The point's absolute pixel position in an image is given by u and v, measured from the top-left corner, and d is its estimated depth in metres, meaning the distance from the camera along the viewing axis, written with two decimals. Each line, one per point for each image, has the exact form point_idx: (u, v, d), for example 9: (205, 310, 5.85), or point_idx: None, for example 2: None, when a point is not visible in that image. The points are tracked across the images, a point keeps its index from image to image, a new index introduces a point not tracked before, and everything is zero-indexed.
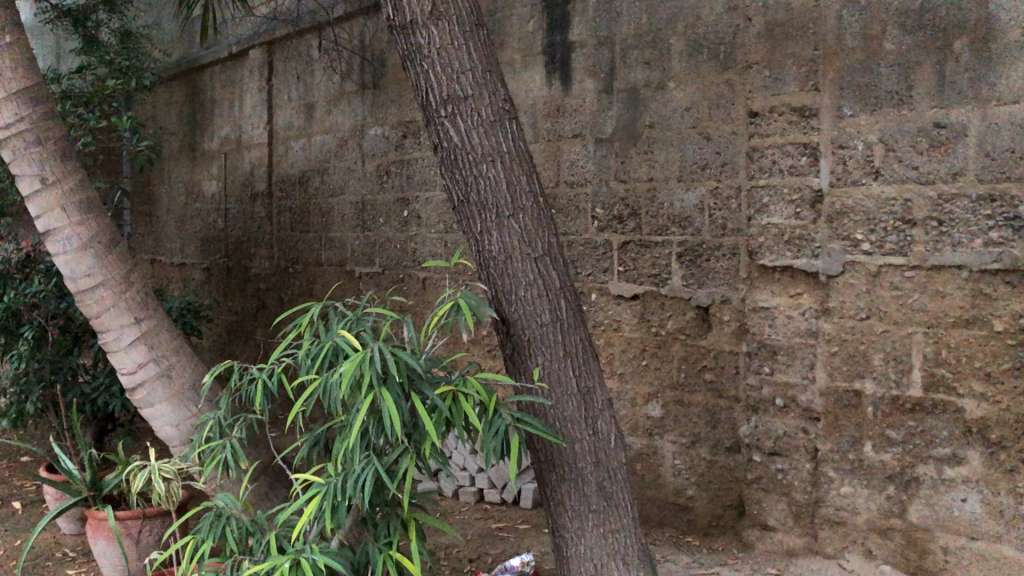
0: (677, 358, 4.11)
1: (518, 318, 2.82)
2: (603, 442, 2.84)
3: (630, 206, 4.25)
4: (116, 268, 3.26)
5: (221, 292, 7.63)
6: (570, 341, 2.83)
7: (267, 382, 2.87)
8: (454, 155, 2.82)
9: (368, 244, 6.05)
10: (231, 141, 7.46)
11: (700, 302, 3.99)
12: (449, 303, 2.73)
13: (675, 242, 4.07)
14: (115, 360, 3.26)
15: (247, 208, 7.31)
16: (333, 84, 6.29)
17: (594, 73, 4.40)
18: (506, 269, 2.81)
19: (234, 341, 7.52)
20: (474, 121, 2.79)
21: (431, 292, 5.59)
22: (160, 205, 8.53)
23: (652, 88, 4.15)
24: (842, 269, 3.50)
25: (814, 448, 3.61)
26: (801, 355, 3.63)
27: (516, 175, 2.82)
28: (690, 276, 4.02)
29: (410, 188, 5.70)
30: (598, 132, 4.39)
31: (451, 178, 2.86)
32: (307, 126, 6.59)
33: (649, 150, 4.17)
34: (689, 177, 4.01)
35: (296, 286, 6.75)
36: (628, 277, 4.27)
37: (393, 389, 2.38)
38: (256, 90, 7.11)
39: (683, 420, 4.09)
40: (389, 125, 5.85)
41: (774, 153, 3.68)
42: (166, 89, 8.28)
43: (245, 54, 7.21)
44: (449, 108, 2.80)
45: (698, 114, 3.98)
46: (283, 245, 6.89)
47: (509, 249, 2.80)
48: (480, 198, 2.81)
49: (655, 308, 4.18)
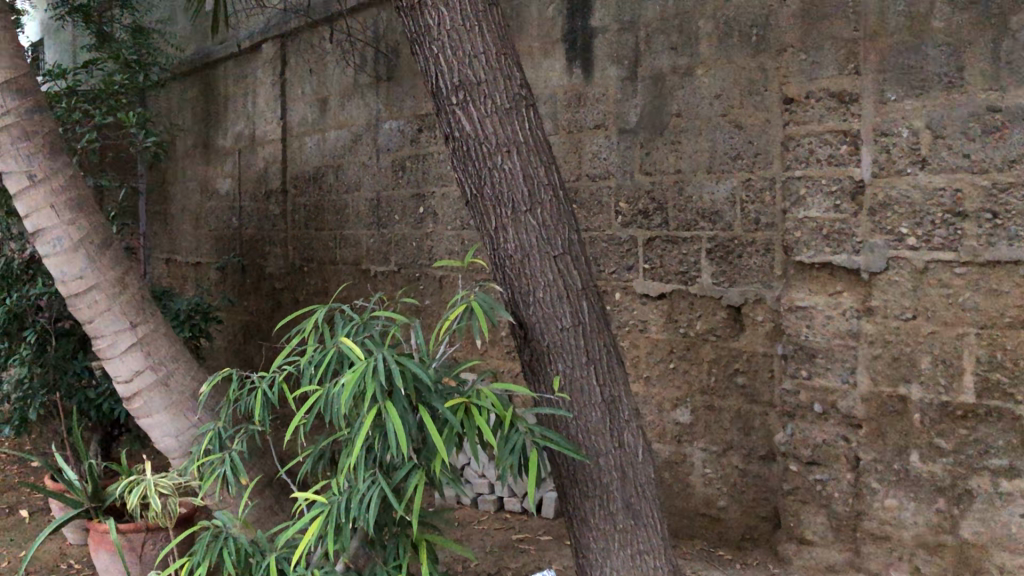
0: (707, 360, 3.88)
1: (538, 322, 2.60)
2: (629, 456, 2.63)
3: (656, 200, 4.03)
4: (110, 270, 3.08)
5: (235, 292, 7.47)
6: (593, 347, 2.61)
7: (267, 392, 2.66)
8: (466, 146, 2.60)
9: (384, 242, 5.86)
10: (245, 137, 7.29)
11: (731, 301, 3.76)
12: (461, 305, 2.52)
13: (706, 237, 3.84)
14: (110, 368, 3.08)
15: (261, 206, 7.14)
16: (347, 77, 6.10)
17: (617, 60, 4.17)
18: (524, 269, 2.59)
19: (249, 342, 7.35)
20: (488, 108, 2.58)
21: (447, 292, 5.38)
22: (174, 204, 8.38)
23: (679, 75, 3.92)
24: (886, 266, 3.25)
25: (855, 458, 3.37)
26: (841, 357, 3.37)
27: (534, 166, 2.60)
28: (721, 274, 3.79)
29: (427, 183, 5.50)
30: (622, 122, 4.17)
31: (463, 172, 2.65)
32: (321, 121, 6.40)
33: (676, 140, 3.95)
34: (720, 168, 3.78)
35: (311, 286, 6.57)
36: (654, 276, 4.05)
37: (399, 403, 2.17)
38: (269, 85, 6.94)
39: (713, 426, 3.87)
40: (404, 119, 5.65)
41: (812, 141, 3.43)
42: (179, 85, 8.13)
43: (259, 48, 7.05)
44: (460, 95, 2.58)
45: (728, 102, 3.75)
46: (297, 243, 6.72)
47: (527, 248, 2.59)
48: (495, 192, 2.59)
49: (683, 308, 3.95)
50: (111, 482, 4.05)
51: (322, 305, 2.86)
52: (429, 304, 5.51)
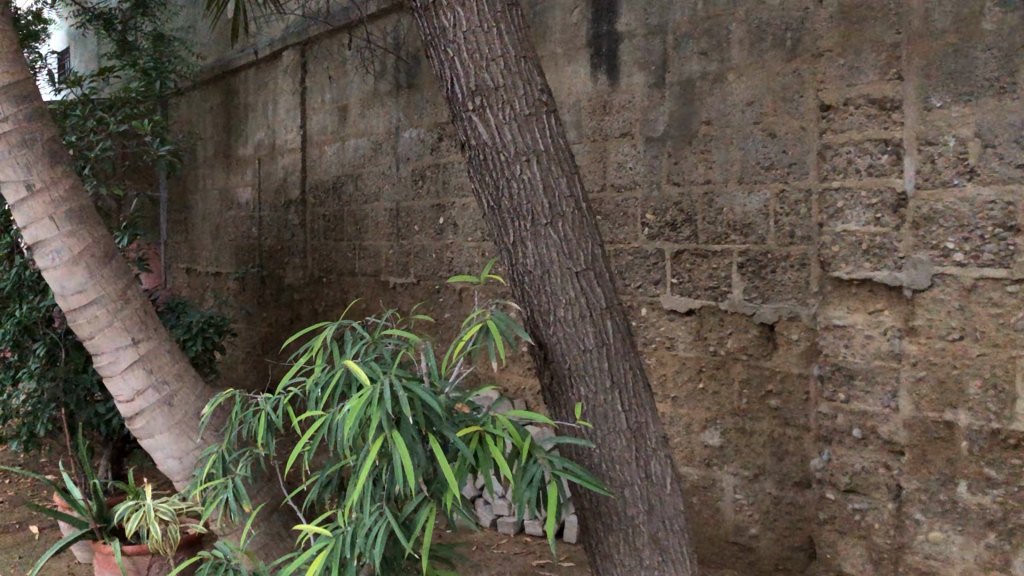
0: (738, 381, 3.70)
1: (559, 343, 2.43)
2: (657, 487, 2.45)
3: (684, 212, 3.86)
4: (111, 283, 2.96)
5: (254, 303, 7.36)
6: (618, 370, 2.44)
7: (271, 415, 2.50)
8: (484, 154, 2.44)
9: (403, 253, 5.72)
10: (265, 146, 7.19)
11: (764, 319, 3.58)
12: (476, 324, 2.35)
13: (738, 251, 3.66)
14: (111, 386, 2.95)
15: (280, 215, 7.03)
16: (367, 85, 5.97)
17: (644, 66, 4.01)
18: (544, 286, 2.43)
19: (267, 354, 7.24)
20: (506, 114, 2.42)
21: (467, 304, 5.22)
22: (195, 213, 8.31)
23: (709, 81, 3.75)
24: (930, 283, 3.05)
25: (897, 486, 3.17)
26: (882, 381, 3.18)
27: (555, 177, 2.44)
28: (753, 290, 3.61)
29: (447, 193, 5.35)
30: (649, 130, 4.00)
31: (480, 182, 2.49)
32: (340, 129, 6.28)
33: (706, 149, 3.77)
34: (752, 178, 3.61)
35: (330, 297, 6.45)
36: (682, 291, 3.88)
37: (407, 432, 2.00)
38: (289, 93, 6.83)
39: (744, 450, 3.69)
40: (424, 127, 5.51)
41: (850, 150, 3.24)
42: (200, 93, 8.06)
43: (280, 56, 6.95)
44: (477, 100, 2.43)
45: (761, 108, 3.57)
46: (316, 254, 6.60)
47: (547, 264, 2.42)
48: (513, 204, 2.43)
49: (713, 325, 3.78)
50: (119, 500, 3.93)
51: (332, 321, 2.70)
52: (449, 317, 5.36)
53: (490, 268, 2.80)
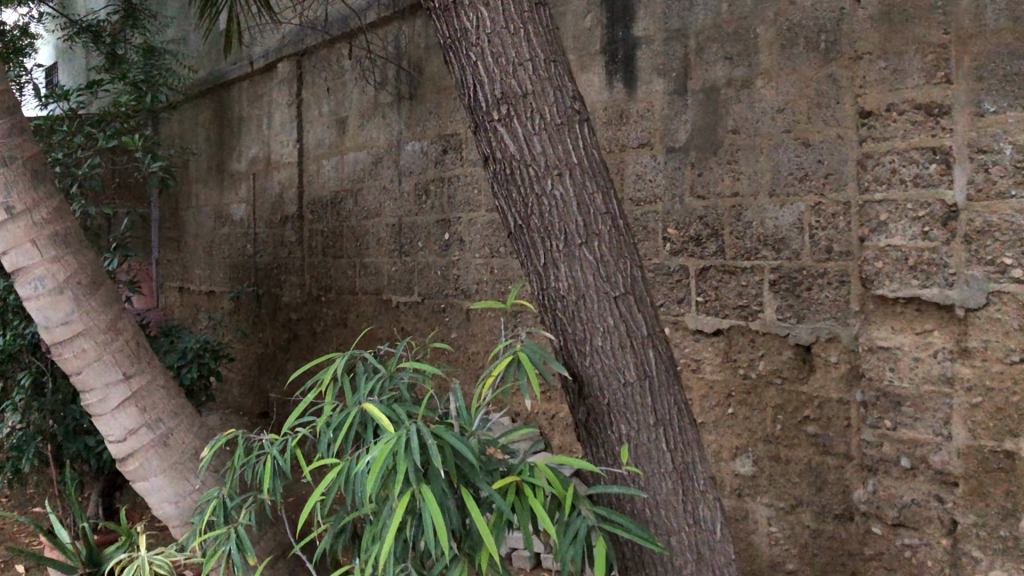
0: (771, 406, 3.48)
1: (595, 376, 2.20)
2: (708, 534, 2.22)
3: (710, 225, 3.64)
4: (100, 314, 2.72)
5: (250, 322, 7.12)
6: (662, 405, 2.21)
7: (277, 459, 2.27)
8: (510, 168, 2.22)
9: (406, 270, 5.48)
10: (261, 160, 6.95)
11: (800, 339, 3.37)
12: (507, 356, 2.12)
13: (769, 267, 3.44)
14: (101, 426, 2.70)
15: (277, 232, 6.79)
16: (367, 96, 5.75)
17: (664, 72, 3.79)
18: (578, 312, 2.19)
19: (264, 376, 6.98)
20: (535, 123, 2.19)
21: (476, 324, 4.98)
22: (188, 230, 8.07)
23: (735, 87, 3.54)
24: (986, 301, 2.82)
25: (951, 520, 2.93)
26: (933, 407, 2.95)
27: (589, 191, 2.21)
28: (787, 309, 3.40)
29: (452, 209, 5.12)
30: (670, 140, 3.78)
31: (506, 198, 2.26)
32: (339, 143, 6.06)
33: (733, 160, 3.56)
34: (785, 190, 3.39)
35: (329, 316, 6.20)
36: (708, 310, 3.66)
37: (437, 486, 1.76)
38: (286, 105, 6.60)
39: (779, 479, 3.46)
40: (428, 139, 5.28)
41: (893, 159, 3.03)
42: (193, 107, 7.83)
43: (275, 67, 6.73)
44: (503, 109, 2.20)
45: (793, 116, 3.36)
46: (315, 271, 6.36)
47: (582, 287, 2.19)
48: (544, 222, 2.20)
49: (742, 346, 3.56)
50: (110, 541, 3.68)
51: (344, 352, 2.47)
52: (456, 337, 5.12)
53: (515, 293, 2.57)
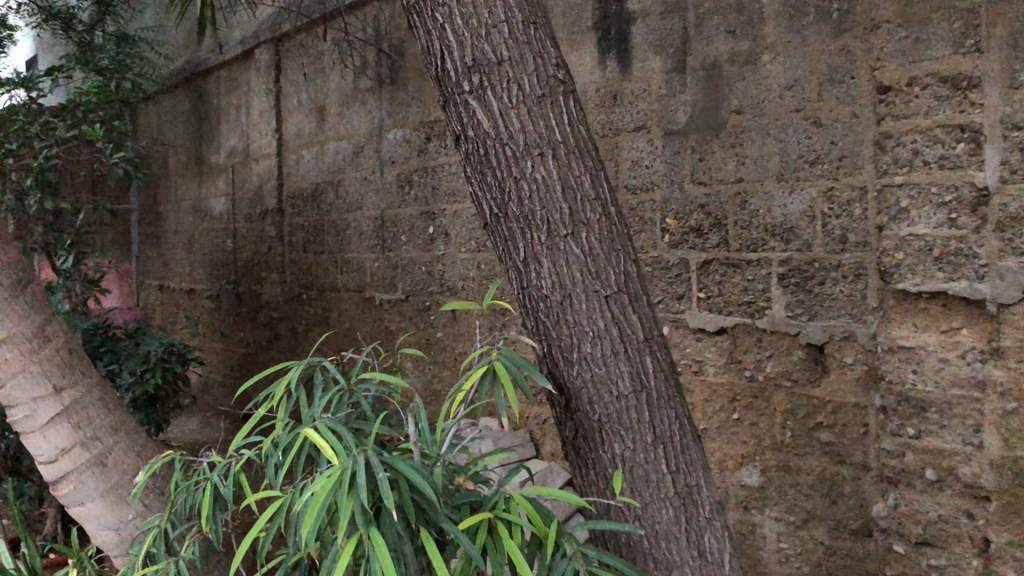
0: (780, 410, 3.19)
1: (584, 388, 1.90)
2: (714, 567, 1.93)
3: (712, 214, 3.34)
4: (25, 318, 2.43)
5: (230, 322, 6.82)
6: (661, 421, 1.91)
7: (219, 486, 1.98)
8: (483, 148, 1.92)
9: (389, 266, 5.18)
10: (239, 152, 6.64)
11: (811, 339, 3.07)
12: (480, 366, 1.84)
13: (778, 259, 3.15)
14: (28, 445, 2.41)
15: (257, 226, 6.48)
16: (346, 82, 5.45)
17: (661, 48, 3.49)
18: (564, 314, 1.90)
19: (245, 377, 6.69)
20: (512, 96, 1.89)
21: (462, 323, 4.68)
22: (166, 225, 7.76)
23: (739, 64, 3.24)
24: (1021, 297, 2.52)
25: (983, 539, 2.64)
26: (961, 414, 2.66)
27: (576, 174, 1.91)
28: (797, 305, 3.10)
29: (436, 200, 4.81)
30: (668, 122, 3.48)
31: (479, 183, 1.96)
32: (319, 132, 5.75)
33: (737, 143, 3.26)
34: (794, 175, 3.09)
35: (311, 315, 5.90)
36: (711, 307, 3.37)
37: (390, 532, 1.47)
38: (263, 93, 6.29)
39: (789, 491, 3.17)
40: (410, 127, 4.97)
41: (914, 139, 2.73)
42: (170, 98, 7.52)
43: (252, 54, 6.42)
44: (474, 79, 1.90)
45: (803, 94, 3.06)
46: (295, 268, 6.06)
47: (567, 285, 1.89)
48: (522, 210, 1.90)
49: (748, 346, 3.27)
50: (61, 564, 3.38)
51: (300, 361, 2.18)
52: (441, 337, 4.82)
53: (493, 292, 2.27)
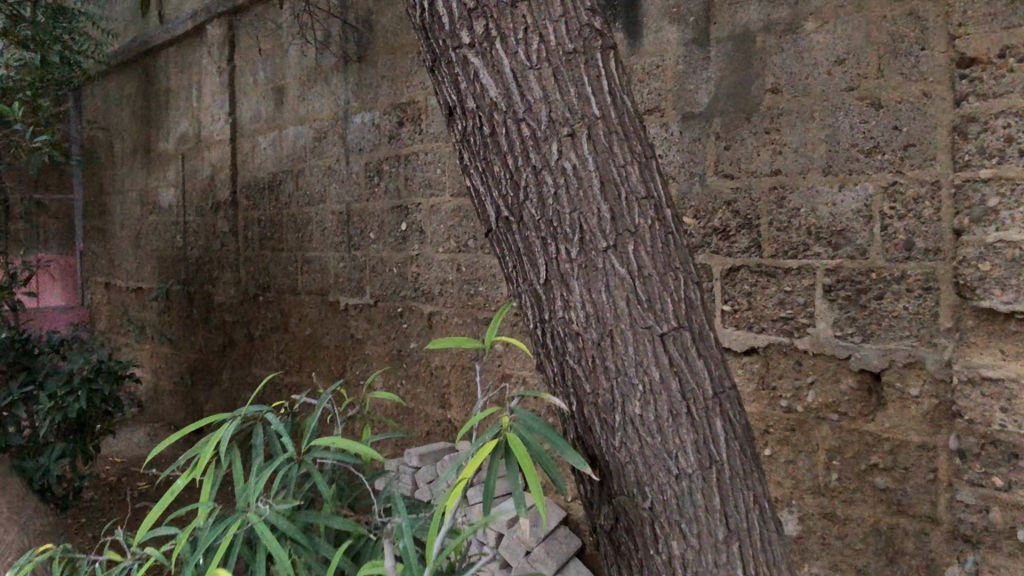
0: (824, 449, 2.66)
1: (630, 464, 1.37)
2: None
3: (741, 213, 2.81)
4: None
5: (181, 325, 6.20)
6: (736, 508, 1.37)
7: None
8: (489, 126, 1.38)
9: (356, 267, 4.61)
10: (190, 138, 6.01)
11: (866, 365, 2.55)
12: (490, 442, 1.29)
13: (823, 269, 2.63)
14: None
15: (208, 220, 5.86)
16: (308, 60, 4.86)
17: (679, 16, 2.95)
18: (601, 361, 1.36)
19: (197, 386, 6.07)
20: (531, 51, 1.36)
21: (438, 333, 4.13)
22: (112, 218, 7.10)
23: (776, 33, 2.71)
24: None
25: None
26: None
27: (619, 163, 1.37)
28: (847, 323, 2.59)
29: (409, 193, 4.24)
30: (687, 104, 2.94)
31: (482, 175, 1.43)
32: (277, 115, 5.14)
33: (773, 128, 2.73)
34: (845, 168, 2.57)
35: (268, 319, 5.30)
36: (738, 323, 2.84)
37: None
38: (216, 73, 5.67)
39: (835, 544, 2.64)
40: (380, 110, 4.40)
41: (1007, 123, 2.21)
42: (117, 79, 6.87)
43: (204, 30, 5.80)
44: (477, 27, 1.37)
45: (858, 69, 2.54)
46: (250, 268, 5.45)
47: (608, 320, 1.35)
48: (545, 214, 1.36)
49: (785, 370, 2.75)
50: None
51: (237, 414, 1.62)
52: (415, 348, 4.27)
53: (496, 329, 1.74)
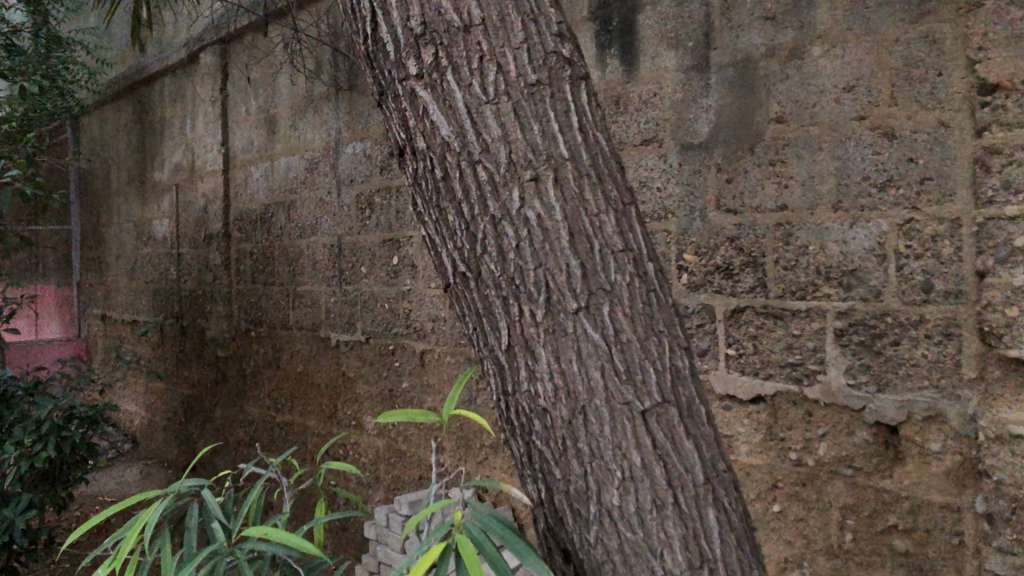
0: (837, 506, 2.44)
1: (608, 562, 1.28)
2: None
3: (745, 251, 2.62)
4: None
5: (174, 360, 6.03)
6: None
7: None
8: (442, 169, 1.30)
9: (347, 303, 4.43)
10: (183, 168, 5.87)
11: (882, 416, 2.34)
12: None
13: (834, 311, 2.43)
14: None
15: (201, 252, 5.70)
16: (299, 88, 4.71)
17: (677, 41, 2.77)
18: (573, 442, 1.26)
19: (189, 423, 5.88)
20: (487, 82, 1.28)
21: (431, 373, 3.93)
22: (108, 249, 6.95)
23: (781, 58, 2.53)
24: None
25: None
26: None
27: (593, 212, 1.28)
28: (861, 370, 2.38)
29: (401, 226, 4.07)
30: (686, 135, 2.76)
31: (437, 225, 1.34)
32: (269, 145, 4.99)
33: (778, 160, 2.54)
34: (856, 204, 2.38)
35: (260, 355, 5.12)
36: (742, 369, 2.63)
37: None
38: (209, 102, 5.53)
39: None
40: (370, 139, 4.23)
41: None
42: (113, 108, 6.76)
43: (197, 59, 5.67)
44: (426, 55, 1.30)
45: (869, 96, 2.35)
46: (242, 302, 5.28)
47: (580, 396, 1.25)
48: (505, 270, 1.27)
49: (794, 420, 2.53)
50: None
51: (166, 496, 1.49)
52: (408, 388, 4.07)
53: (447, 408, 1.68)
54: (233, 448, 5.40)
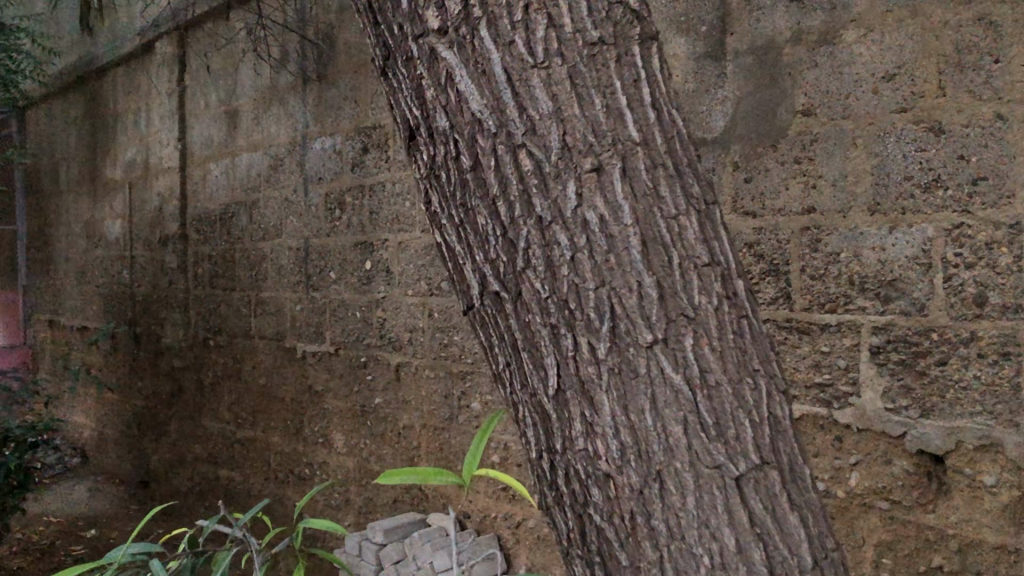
0: (871, 542, 2.19)
1: None
2: None
3: (766, 257, 2.35)
4: None
5: (126, 369, 5.65)
6: None
7: None
8: (471, 155, 1.06)
9: (314, 311, 4.10)
10: (138, 165, 5.49)
11: (926, 445, 2.09)
12: None
13: (870, 326, 2.17)
14: None
15: (156, 255, 5.33)
16: (263, 79, 4.38)
17: (689, 26, 2.50)
18: (642, 516, 1.06)
19: (143, 437, 5.51)
20: (533, 42, 1.04)
21: (408, 388, 3.63)
22: (56, 251, 6.53)
23: (809, 44, 2.27)
24: None
25: None
26: None
27: (669, 214, 1.07)
28: (901, 393, 2.13)
29: (374, 228, 3.76)
30: (698, 129, 2.49)
31: (459, 228, 1.10)
32: (229, 141, 4.65)
33: (805, 157, 2.28)
34: (896, 206, 2.13)
35: (220, 366, 4.77)
36: None
37: None
38: (166, 93, 5.16)
39: None
40: (341, 134, 3.92)
41: None
42: (62, 101, 6.35)
43: (152, 48, 5.30)
44: (452, 2, 1.05)
45: (913, 86, 2.10)
46: (200, 308, 4.93)
47: (655, 457, 1.05)
48: (556, 290, 1.05)
49: (821, 447, 2.26)
50: None
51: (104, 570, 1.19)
52: (382, 404, 3.76)
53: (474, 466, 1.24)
54: (190, 466, 5.04)
